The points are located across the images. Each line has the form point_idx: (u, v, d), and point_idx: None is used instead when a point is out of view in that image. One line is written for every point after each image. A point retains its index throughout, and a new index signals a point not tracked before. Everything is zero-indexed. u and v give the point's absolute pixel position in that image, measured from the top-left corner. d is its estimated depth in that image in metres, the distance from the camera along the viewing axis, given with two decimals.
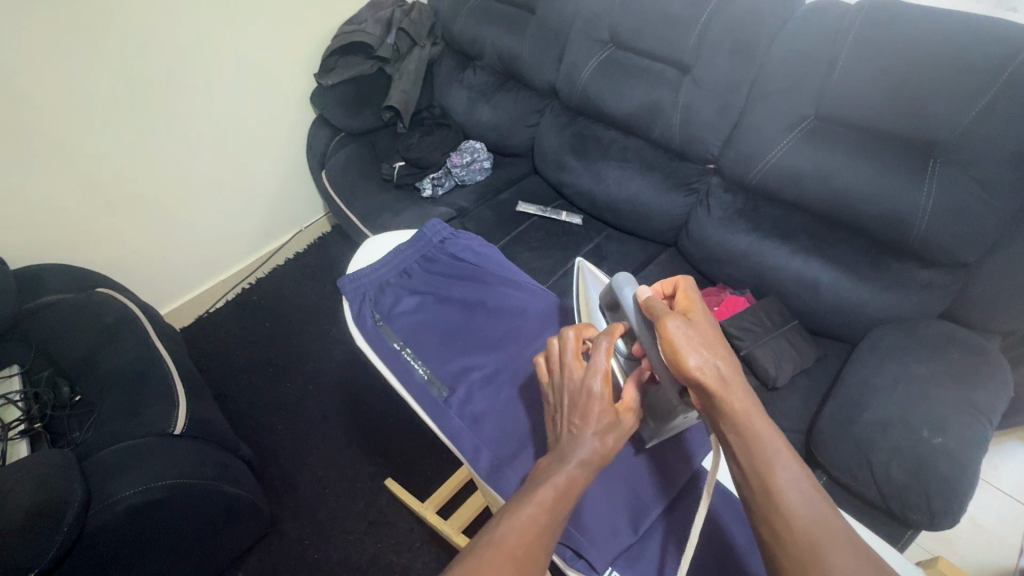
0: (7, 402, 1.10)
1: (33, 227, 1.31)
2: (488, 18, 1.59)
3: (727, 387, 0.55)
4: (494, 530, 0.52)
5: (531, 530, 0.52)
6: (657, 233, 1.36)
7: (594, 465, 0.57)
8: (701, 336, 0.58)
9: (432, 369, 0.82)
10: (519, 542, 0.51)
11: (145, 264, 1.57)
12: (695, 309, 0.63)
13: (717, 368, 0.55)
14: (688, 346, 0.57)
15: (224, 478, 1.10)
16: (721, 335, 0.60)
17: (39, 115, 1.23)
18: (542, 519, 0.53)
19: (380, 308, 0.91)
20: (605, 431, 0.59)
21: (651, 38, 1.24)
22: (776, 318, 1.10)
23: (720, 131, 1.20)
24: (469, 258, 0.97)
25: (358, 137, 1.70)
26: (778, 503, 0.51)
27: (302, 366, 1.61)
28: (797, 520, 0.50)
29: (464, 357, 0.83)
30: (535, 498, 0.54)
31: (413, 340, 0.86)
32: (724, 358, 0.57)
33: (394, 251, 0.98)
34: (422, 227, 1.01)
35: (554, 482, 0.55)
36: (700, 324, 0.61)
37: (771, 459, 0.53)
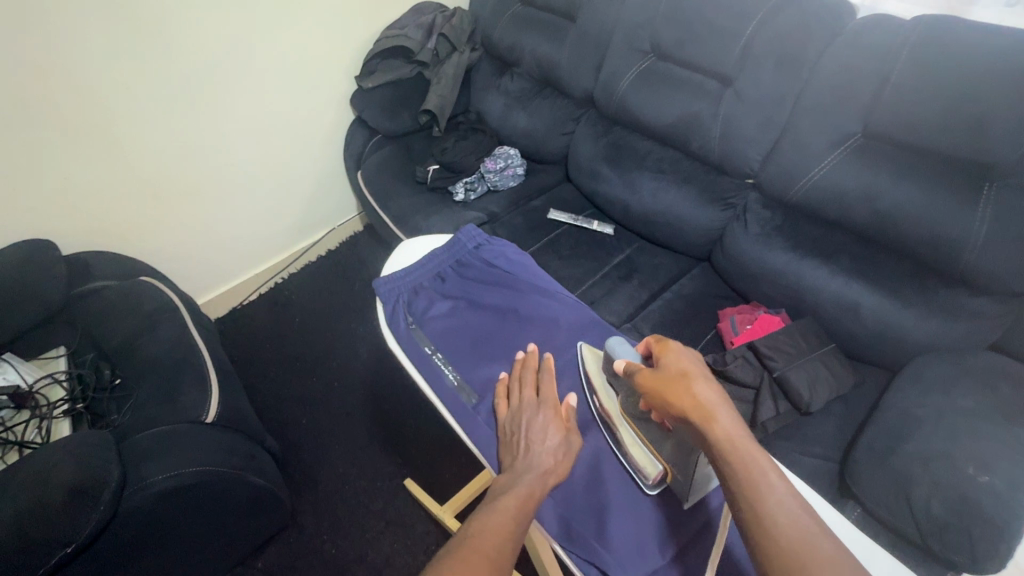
0: (53, 381, 1.15)
1: (86, 215, 1.37)
2: (529, 26, 1.59)
3: (710, 411, 0.59)
4: (464, 538, 0.56)
5: (503, 536, 0.56)
6: (689, 246, 1.33)
7: (549, 479, 0.65)
8: (678, 374, 0.64)
9: (462, 376, 0.82)
10: (494, 546, 0.55)
11: (186, 255, 1.63)
12: (673, 342, 0.69)
13: (696, 398, 0.60)
14: (668, 387, 0.63)
15: (251, 468, 1.13)
16: (700, 365, 0.65)
17: (98, 108, 1.29)
18: (512, 526, 0.58)
19: (412, 312, 0.92)
20: (557, 453, 0.68)
21: (694, 50, 1.22)
22: (812, 341, 1.08)
23: (761, 146, 1.17)
24: (503, 265, 0.98)
25: (394, 139, 1.72)
26: (764, 519, 0.50)
27: (330, 362, 1.64)
28: (785, 526, 0.49)
29: (494, 366, 0.83)
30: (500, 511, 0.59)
31: (445, 345, 0.86)
32: (704, 385, 0.61)
33: (429, 254, 0.99)
34: (457, 232, 1.02)
35: (515, 496, 0.61)
36: (676, 359, 0.66)
37: (759, 471, 0.53)
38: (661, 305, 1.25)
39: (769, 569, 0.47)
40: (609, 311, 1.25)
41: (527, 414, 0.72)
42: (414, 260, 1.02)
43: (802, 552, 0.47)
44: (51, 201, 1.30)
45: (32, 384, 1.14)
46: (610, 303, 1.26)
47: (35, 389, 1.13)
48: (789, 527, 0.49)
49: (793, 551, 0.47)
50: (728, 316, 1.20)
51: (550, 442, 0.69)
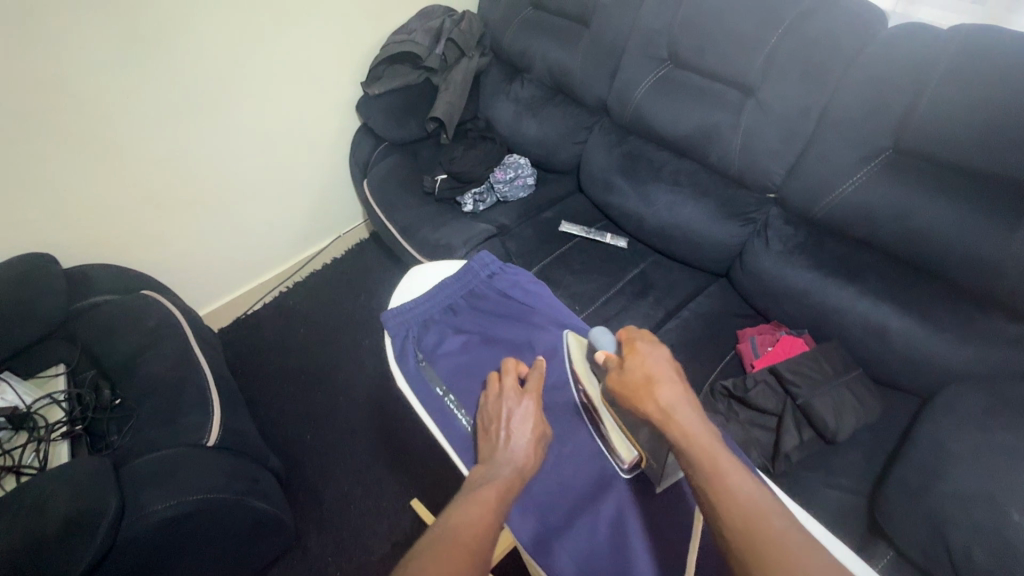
0: (52, 401, 1.12)
1: (87, 228, 1.34)
2: (540, 31, 1.55)
3: (672, 411, 0.66)
4: (438, 534, 0.59)
5: (478, 531, 0.59)
6: (707, 262, 1.29)
7: (523, 473, 0.68)
8: (642, 379, 0.70)
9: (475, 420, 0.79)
10: (469, 541, 0.58)
11: (189, 266, 1.60)
12: (640, 341, 0.75)
13: (658, 402, 0.67)
14: (636, 390, 0.70)
15: (253, 492, 1.10)
16: (665, 365, 0.72)
17: (97, 118, 1.25)
18: (487, 520, 0.61)
19: (423, 347, 0.88)
20: (531, 447, 0.71)
21: (713, 58, 1.17)
22: (838, 365, 1.03)
23: (784, 160, 1.12)
24: (519, 296, 0.95)
25: (401, 147, 1.68)
26: (720, 500, 0.57)
27: (335, 376, 1.61)
28: (742, 506, 0.56)
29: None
30: (475, 505, 0.62)
31: (457, 386, 0.83)
32: (665, 388, 0.69)
33: (440, 284, 0.96)
34: (470, 259, 0.99)
35: (489, 491, 0.64)
36: (641, 363, 0.72)
37: (718, 460, 0.60)
38: (677, 324, 1.21)
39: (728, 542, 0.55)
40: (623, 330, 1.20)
41: (505, 406, 0.74)
42: (424, 290, 0.98)
43: (756, 531, 0.54)
44: (51, 214, 1.26)
45: (31, 405, 1.10)
46: (625, 322, 1.22)
47: (33, 410, 1.09)
48: (743, 507, 0.56)
49: (749, 530, 0.54)
50: (748, 337, 1.15)
51: (525, 436, 0.71)
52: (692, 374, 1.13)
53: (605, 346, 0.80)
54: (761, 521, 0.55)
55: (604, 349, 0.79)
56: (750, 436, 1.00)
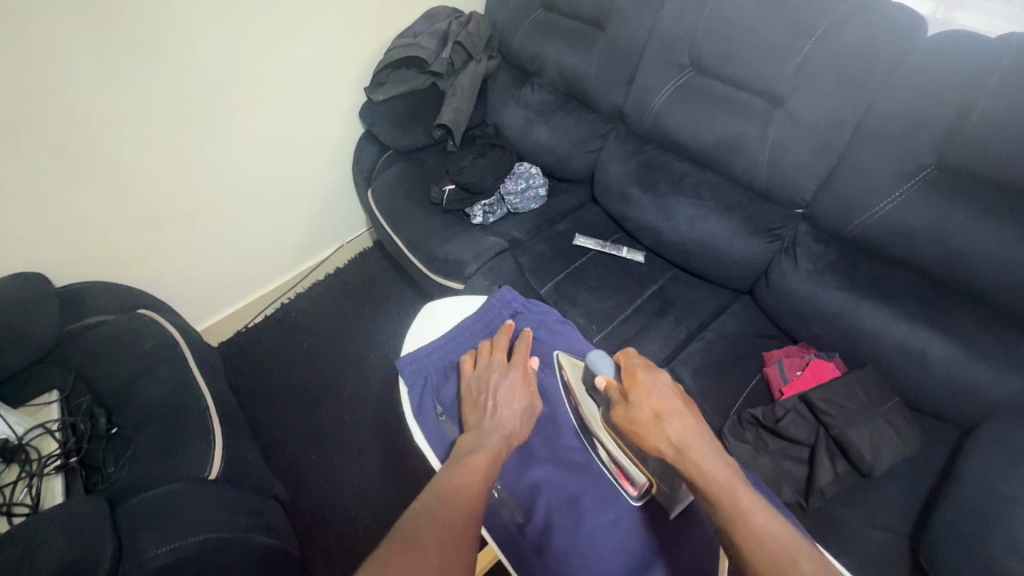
0: (45, 432, 1.05)
1: (80, 246, 1.28)
2: (552, 34, 1.48)
3: (687, 447, 0.66)
4: (437, 491, 0.66)
5: (474, 489, 0.66)
6: (730, 278, 1.23)
7: (512, 436, 0.77)
8: (648, 415, 0.70)
9: (502, 483, 0.79)
10: (465, 497, 0.65)
11: (187, 281, 1.53)
12: (642, 372, 0.75)
13: (670, 438, 0.67)
14: (644, 428, 0.69)
15: (257, 528, 1.04)
16: (670, 398, 0.72)
17: (88, 131, 1.18)
18: (481, 479, 0.68)
19: (442, 399, 0.89)
20: (520, 412, 0.80)
21: (739, 65, 1.11)
22: (873, 394, 0.97)
23: (816, 174, 1.06)
24: (542, 336, 0.96)
25: (406, 155, 1.62)
26: (745, 536, 0.56)
27: (339, 393, 1.55)
28: (771, 545, 0.55)
29: (538, 469, 0.79)
30: (470, 463, 0.70)
31: None
32: (676, 424, 0.68)
33: (459, 327, 0.97)
34: (491, 297, 1.01)
35: (484, 450, 0.72)
36: (647, 397, 0.72)
37: (740, 498, 0.59)
38: (701, 346, 1.15)
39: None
40: (643, 352, 1.15)
41: (496, 376, 0.84)
42: (442, 333, 0.99)
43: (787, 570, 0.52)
44: (42, 231, 1.20)
45: (22, 435, 1.03)
46: (646, 343, 1.16)
47: (25, 442, 1.03)
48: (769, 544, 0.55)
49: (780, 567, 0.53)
50: (775, 360, 1.10)
51: (516, 402, 0.81)
52: (718, 400, 1.07)
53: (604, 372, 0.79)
54: (789, 557, 0.54)
55: (604, 376, 0.78)
56: (782, 470, 0.95)
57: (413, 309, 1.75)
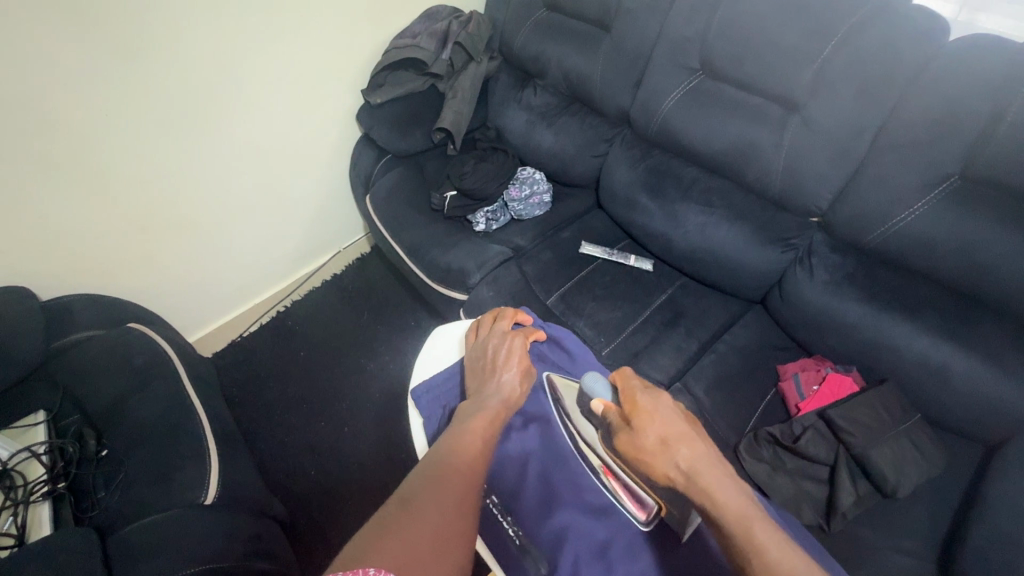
0: (30, 455, 1.00)
1: (67, 259, 1.22)
2: (556, 35, 1.44)
3: (697, 476, 0.61)
4: (438, 458, 0.65)
5: (474, 455, 0.66)
6: (742, 288, 1.20)
7: (510, 404, 0.77)
8: (654, 442, 0.64)
9: (523, 528, 0.70)
10: (467, 463, 0.64)
11: (179, 291, 1.48)
12: (644, 395, 0.68)
13: (679, 465, 0.62)
14: (651, 455, 0.64)
15: (256, 555, 1.00)
16: (676, 420, 0.66)
17: (74, 140, 1.12)
18: (481, 447, 0.68)
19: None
20: (520, 378, 0.80)
21: (752, 70, 1.07)
22: (894, 411, 0.94)
23: (834, 183, 1.03)
24: (559, 362, 0.93)
25: (405, 159, 1.57)
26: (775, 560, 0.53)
27: (338, 405, 1.51)
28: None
29: (563, 510, 0.70)
30: (470, 429, 0.70)
31: (499, 484, 0.74)
32: (685, 449, 0.63)
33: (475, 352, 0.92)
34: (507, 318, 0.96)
35: (484, 415, 0.73)
36: (653, 421, 0.66)
37: (756, 533, 0.55)
38: (713, 359, 1.12)
39: None
40: (654, 366, 1.11)
41: (496, 342, 0.85)
42: (456, 358, 0.94)
43: None
44: (26, 245, 1.15)
45: (7, 460, 0.98)
46: (656, 357, 1.13)
47: (10, 467, 0.97)
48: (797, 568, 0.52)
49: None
50: (790, 374, 1.06)
51: (516, 368, 0.81)
52: (732, 416, 1.04)
53: (603, 393, 0.73)
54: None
55: (602, 398, 0.72)
56: (801, 490, 0.92)
57: (412, 316, 1.70)
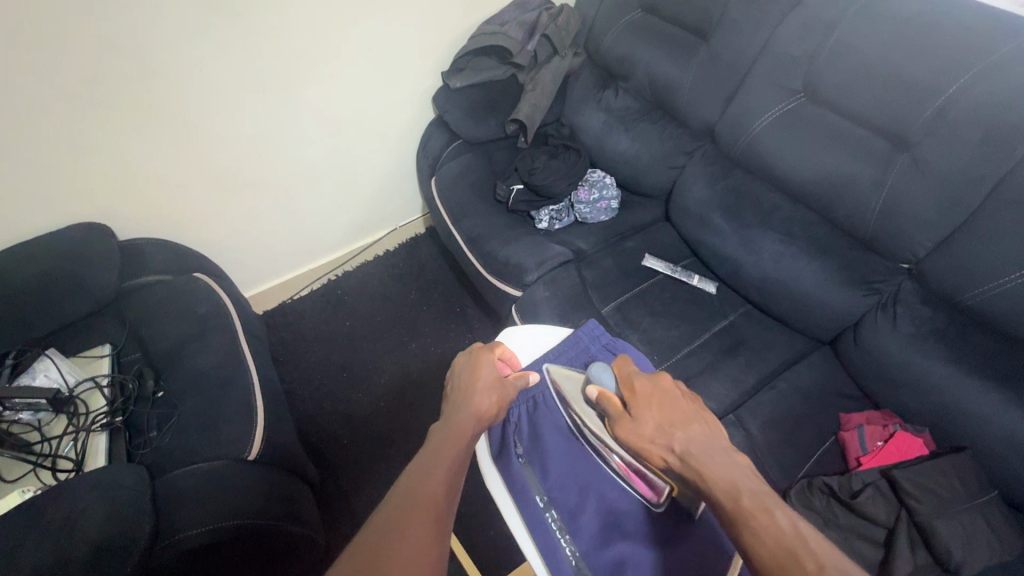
0: (95, 386, 1.07)
1: (145, 203, 1.28)
2: (648, 37, 1.39)
3: (691, 456, 0.60)
4: (395, 507, 0.55)
5: (441, 489, 0.59)
6: (813, 326, 1.14)
7: (485, 414, 0.72)
8: (651, 430, 0.64)
9: (581, 551, 0.66)
10: (432, 500, 0.57)
11: (241, 245, 1.52)
12: (640, 380, 0.69)
13: (673, 449, 0.62)
14: (646, 440, 0.64)
15: (289, 516, 1.02)
16: (674, 403, 0.66)
17: (170, 89, 1.16)
18: (449, 477, 0.61)
19: (521, 438, 0.77)
20: (496, 382, 0.76)
21: (860, 99, 1.01)
22: (970, 484, 0.87)
23: (936, 231, 0.95)
24: None
25: (476, 146, 1.56)
26: (753, 521, 0.53)
27: (377, 378, 1.53)
28: (778, 541, 0.50)
29: (625, 542, 0.66)
30: (435, 458, 0.63)
31: (561, 501, 0.70)
32: (681, 433, 0.63)
33: (544, 358, 0.85)
34: (578, 328, 0.88)
35: (457, 431, 0.67)
36: (650, 406, 0.66)
37: (743, 498, 0.55)
38: (773, 396, 1.07)
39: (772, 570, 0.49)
40: (708, 393, 1.07)
41: (465, 359, 0.80)
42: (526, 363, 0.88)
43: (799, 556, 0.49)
44: (114, 182, 1.20)
45: (74, 388, 1.06)
46: (711, 383, 1.08)
47: (75, 394, 1.05)
48: (774, 532, 0.51)
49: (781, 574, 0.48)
50: (854, 426, 1.01)
51: (490, 373, 0.77)
52: (784, 458, 1.00)
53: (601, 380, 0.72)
54: (793, 555, 0.49)
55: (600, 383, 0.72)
56: (852, 550, 0.87)
57: (459, 303, 1.70)
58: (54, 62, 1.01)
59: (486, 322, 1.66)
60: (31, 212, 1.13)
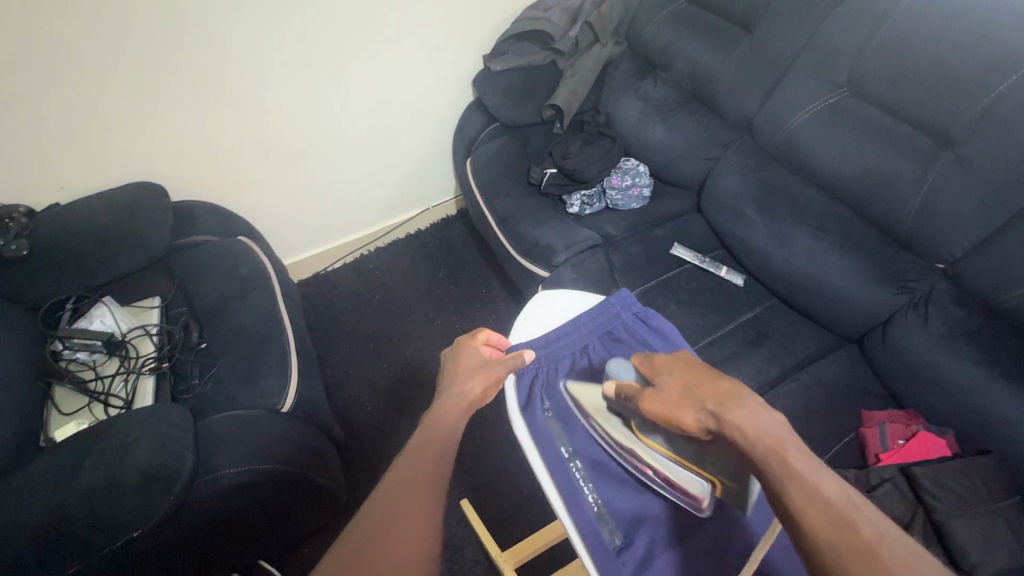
0: (145, 333, 1.15)
1: (197, 167, 1.34)
2: (691, 28, 1.39)
3: (724, 413, 0.57)
4: (378, 508, 0.52)
5: (433, 469, 0.57)
6: (840, 323, 1.13)
7: (472, 400, 0.70)
8: (677, 396, 0.62)
9: (602, 500, 0.69)
10: (424, 482, 0.55)
11: (282, 214, 1.58)
12: (659, 356, 0.69)
13: (706, 409, 0.59)
14: (674, 403, 0.61)
15: (316, 468, 1.08)
16: (697, 368, 0.65)
17: (227, 57, 1.22)
18: (438, 469, 0.57)
19: (548, 393, 0.79)
20: (482, 367, 0.75)
21: (906, 95, 1.00)
22: (992, 487, 0.87)
23: (976, 231, 0.94)
24: (662, 350, 0.84)
25: (512, 130, 1.59)
26: (799, 483, 0.48)
27: (402, 350, 1.58)
28: (827, 507, 0.45)
29: (644, 496, 0.70)
30: (426, 443, 0.61)
31: (585, 455, 0.72)
32: (711, 393, 0.60)
33: (574, 320, 0.85)
34: (609, 296, 0.88)
35: (443, 416, 0.66)
36: (675, 374, 0.65)
37: (787, 456, 0.50)
38: (794, 389, 1.07)
39: (822, 538, 0.44)
40: None
41: (449, 349, 0.79)
42: (554, 326, 0.88)
43: (846, 528, 0.44)
44: (171, 145, 1.28)
45: (126, 333, 1.14)
46: (732, 372, 1.09)
47: (127, 339, 1.13)
48: (821, 503, 0.46)
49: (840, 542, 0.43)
50: (876, 423, 1.01)
51: (473, 359, 0.76)
52: None
53: (621, 370, 0.72)
54: (846, 522, 0.44)
55: (621, 372, 0.72)
56: None
57: (485, 283, 1.73)
58: (125, 24, 1.08)
59: (511, 303, 1.69)
60: (96, 168, 1.22)
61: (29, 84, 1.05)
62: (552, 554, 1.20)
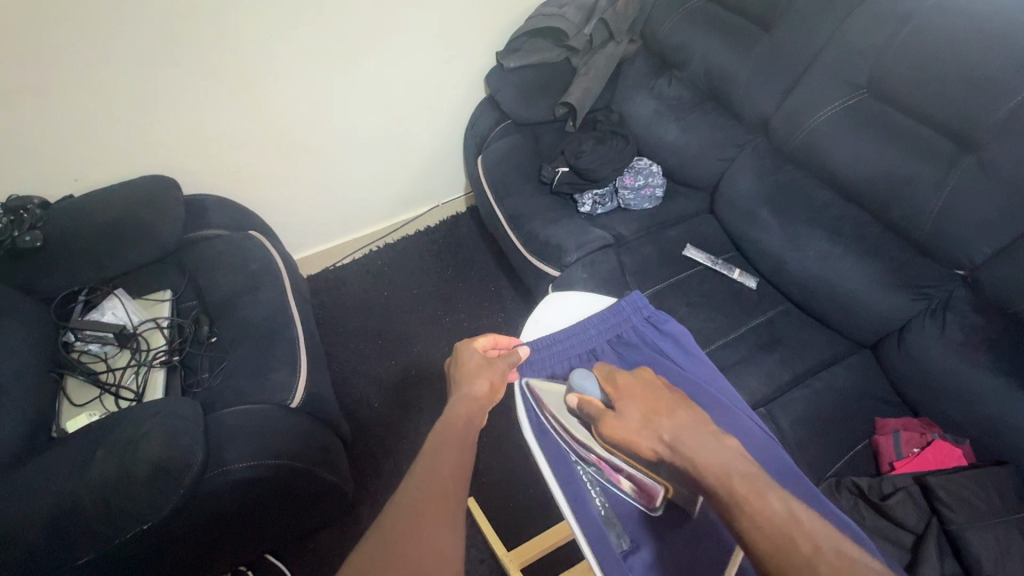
0: (156, 326, 1.15)
1: (209, 160, 1.34)
2: (708, 26, 1.38)
3: (679, 442, 0.59)
4: (396, 519, 0.50)
5: (452, 475, 0.56)
6: (854, 329, 1.12)
7: (480, 399, 0.70)
8: (635, 421, 0.63)
9: (609, 502, 0.69)
10: (443, 489, 0.54)
11: (292, 209, 1.59)
12: (622, 375, 0.69)
13: (662, 438, 0.60)
14: (634, 431, 0.62)
15: (324, 464, 1.08)
16: (656, 393, 0.66)
17: (240, 50, 1.22)
18: (456, 476, 0.56)
19: None
20: (485, 364, 0.75)
21: (928, 98, 0.98)
22: (1009, 499, 0.85)
23: (999, 237, 0.92)
24: (673, 354, 0.83)
25: (524, 127, 1.58)
26: (748, 508, 0.52)
27: (410, 348, 1.57)
28: (775, 533, 0.49)
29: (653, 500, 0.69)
30: (444, 446, 0.60)
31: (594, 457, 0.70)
32: (668, 421, 0.61)
33: (586, 321, 0.84)
34: (621, 298, 0.88)
35: (454, 417, 0.66)
36: (634, 399, 0.65)
37: (736, 483, 0.54)
38: (807, 394, 1.06)
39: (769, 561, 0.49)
40: (740, 385, 1.07)
41: (451, 355, 0.79)
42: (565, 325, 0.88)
43: (790, 546, 0.49)
44: (183, 138, 1.28)
45: (137, 326, 1.14)
46: (744, 376, 1.08)
47: (138, 332, 1.13)
48: (767, 521, 0.50)
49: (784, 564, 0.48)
50: (890, 431, 0.99)
51: (476, 357, 0.76)
52: (815, 457, 0.99)
53: (582, 383, 0.70)
54: (791, 542, 0.49)
55: (583, 385, 0.70)
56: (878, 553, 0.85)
57: (494, 281, 1.73)
58: (139, 16, 1.07)
59: (520, 302, 1.68)
60: (108, 160, 1.22)
61: (46, 77, 1.05)
62: (558, 554, 1.20)
